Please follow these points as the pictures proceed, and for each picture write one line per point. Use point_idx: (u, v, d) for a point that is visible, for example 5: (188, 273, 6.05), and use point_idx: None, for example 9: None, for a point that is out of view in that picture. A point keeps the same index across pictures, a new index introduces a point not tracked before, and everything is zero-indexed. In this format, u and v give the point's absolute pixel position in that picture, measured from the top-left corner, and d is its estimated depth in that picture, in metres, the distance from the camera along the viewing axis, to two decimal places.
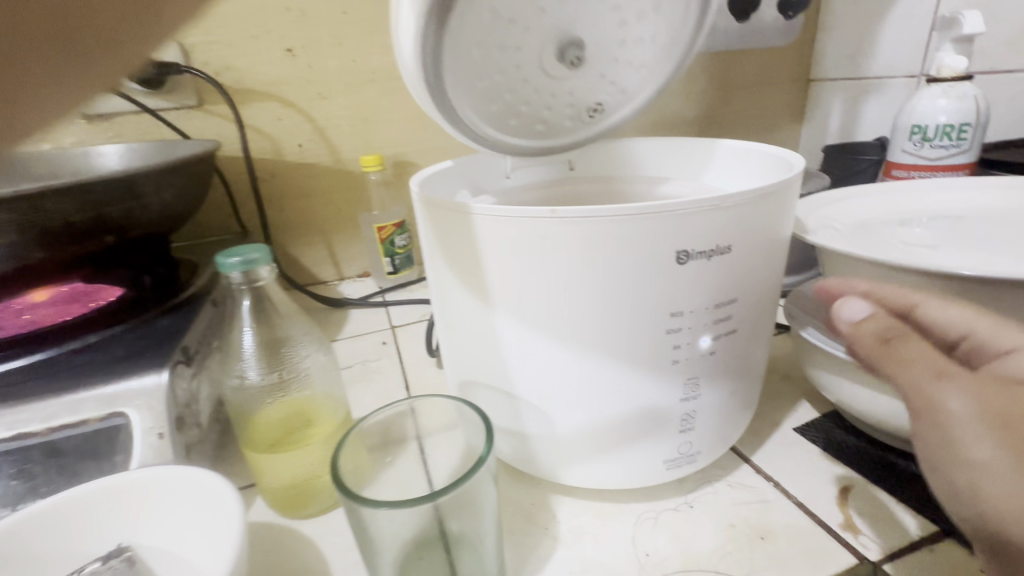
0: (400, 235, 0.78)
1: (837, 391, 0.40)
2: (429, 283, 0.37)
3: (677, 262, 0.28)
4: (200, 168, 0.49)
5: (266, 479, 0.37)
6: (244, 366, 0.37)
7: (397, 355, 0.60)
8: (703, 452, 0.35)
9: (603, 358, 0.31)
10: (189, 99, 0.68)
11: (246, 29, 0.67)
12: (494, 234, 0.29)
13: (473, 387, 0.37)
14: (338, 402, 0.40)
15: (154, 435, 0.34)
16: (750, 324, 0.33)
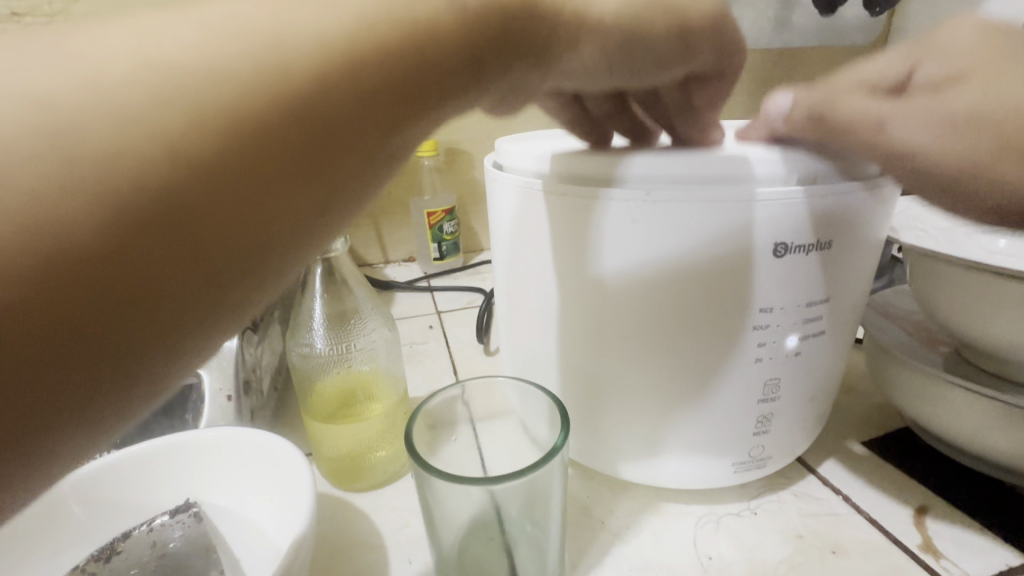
0: (448, 221, 0.78)
1: (914, 405, 0.38)
2: (496, 264, 0.36)
3: (773, 254, 0.27)
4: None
5: (326, 449, 0.37)
6: (312, 335, 0.38)
7: (444, 340, 0.60)
8: (773, 458, 0.34)
9: (682, 352, 0.30)
10: None
11: None
12: (591, 226, 0.28)
13: (535, 374, 0.37)
14: (397, 378, 0.40)
15: (224, 397, 0.35)
16: (839, 326, 0.31)
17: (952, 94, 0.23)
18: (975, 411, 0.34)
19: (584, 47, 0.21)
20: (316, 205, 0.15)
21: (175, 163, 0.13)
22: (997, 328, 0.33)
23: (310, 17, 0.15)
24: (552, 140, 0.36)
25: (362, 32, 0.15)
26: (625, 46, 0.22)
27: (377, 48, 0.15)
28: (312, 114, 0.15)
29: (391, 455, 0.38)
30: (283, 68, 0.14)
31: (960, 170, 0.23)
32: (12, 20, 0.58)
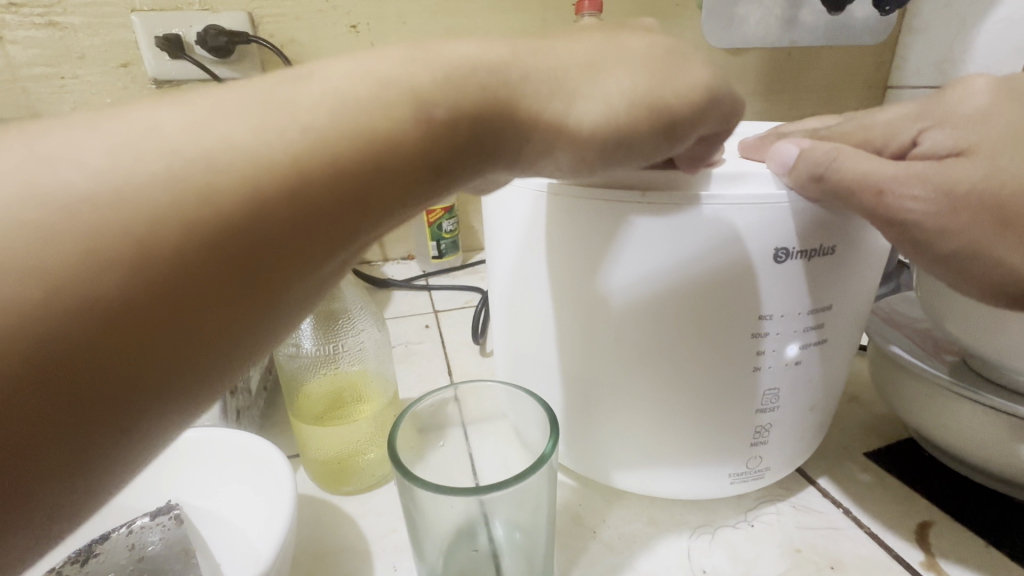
0: (447, 219, 0.77)
1: (919, 417, 0.37)
2: (490, 265, 0.36)
3: (774, 260, 0.26)
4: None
5: (313, 452, 0.36)
6: (300, 335, 0.37)
7: (440, 339, 0.59)
8: (772, 469, 0.33)
9: (670, 373, 0.29)
10: (253, 70, 0.69)
11: (314, 4, 0.67)
12: (584, 234, 0.28)
13: (528, 379, 0.36)
14: (387, 381, 0.39)
15: None
16: (842, 336, 0.30)
17: (954, 167, 0.24)
18: (982, 424, 0.33)
19: (559, 154, 0.21)
20: (245, 318, 0.16)
21: (99, 298, 0.14)
22: (1008, 338, 0.32)
23: (243, 143, 0.15)
24: None
25: (300, 153, 0.16)
26: (608, 149, 0.21)
27: (313, 169, 0.16)
28: (239, 239, 0.15)
29: (379, 459, 0.37)
30: (213, 199, 0.15)
31: (961, 246, 0.24)
32: (9, 11, 0.61)
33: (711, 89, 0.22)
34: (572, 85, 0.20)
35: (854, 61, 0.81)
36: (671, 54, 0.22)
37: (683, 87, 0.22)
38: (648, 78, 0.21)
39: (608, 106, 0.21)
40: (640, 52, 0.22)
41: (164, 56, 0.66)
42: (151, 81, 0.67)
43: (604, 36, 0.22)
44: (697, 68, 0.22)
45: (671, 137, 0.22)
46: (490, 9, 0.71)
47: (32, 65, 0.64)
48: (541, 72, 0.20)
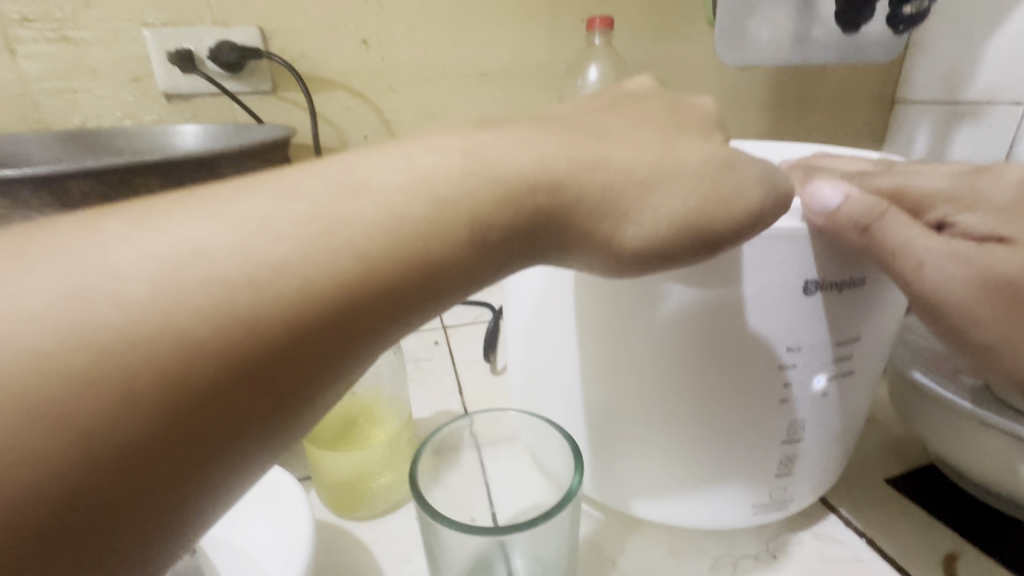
0: None
1: (942, 443, 0.36)
2: (508, 288, 0.35)
3: (803, 292, 0.26)
4: (258, 151, 0.50)
5: (326, 477, 0.36)
6: None
7: (450, 356, 0.59)
8: (795, 499, 0.32)
9: (691, 414, 0.29)
10: (264, 85, 0.69)
11: (325, 18, 0.67)
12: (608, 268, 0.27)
13: (546, 404, 0.35)
14: (402, 404, 0.39)
15: None
16: (869, 366, 0.29)
17: (993, 252, 0.25)
18: (1010, 454, 0.32)
19: (593, 257, 0.23)
20: (268, 437, 0.17)
21: (139, 426, 0.15)
22: None
23: (295, 265, 0.16)
24: None
25: (339, 280, 0.17)
26: (653, 258, 0.23)
27: (357, 285, 0.17)
28: (282, 358, 0.16)
29: (392, 483, 0.37)
30: (252, 324, 0.16)
31: (990, 337, 0.26)
32: (22, 25, 0.61)
33: (765, 199, 0.24)
34: (629, 204, 0.22)
35: (862, 76, 0.81)
36: (726, 167, 0.24)
37: (735, 201, 0.23)
38: (701, 197, 0.23)
39: (661, 221, 0.23)
40: (701, 167, 0.24)
41: (176, 71, 0.66)
42: (162, 96, 0.67)
43: (663, 145, 0.24)
44: (750, 180, 0.24)
45: (715, 245, 0.24)
46: (499, 24, 0.71)
47: (43, 79, 0.64)
48: (595, 189, 0.22)
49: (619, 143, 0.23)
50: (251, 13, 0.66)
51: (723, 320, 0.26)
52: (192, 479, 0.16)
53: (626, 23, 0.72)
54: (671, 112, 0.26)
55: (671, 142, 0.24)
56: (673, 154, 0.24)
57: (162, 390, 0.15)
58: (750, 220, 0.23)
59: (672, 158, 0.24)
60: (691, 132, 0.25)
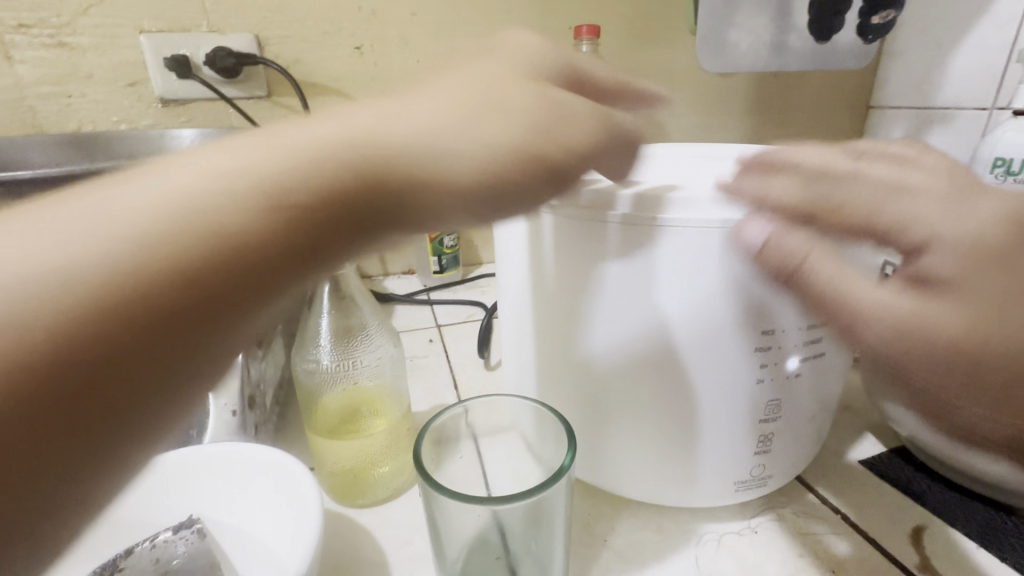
0: (448, 235, 0.78)
1: (912, 427, 0.39)
2: (503, 280, 0.37)
3: (773, 278, 0.28)
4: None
5: (328, 465, 0.37)
6: (318, 351, 0.39)
7: (444, 353, 0.60)
8: (774, 477, 0.34)
9: (671, 395, 0.31)
10: (259, 90, 0.70)
11: (319, 25, 0.69)
12: (591, 256, 0.30)
13: (540, 392, 0.37)
14: (401, 395, 0.41)
15: (229, 411, 0.35)
16: (839, 349, 0.32)
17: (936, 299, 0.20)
18: None
19: (450, 218, 0.22)
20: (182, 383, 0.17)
21: (33, 363, 0.15)
22: None
23: (209, 207, 0.17)
24: None
25: (252, 217, 0.17)
26: (486, 191, 0.22)
27: (264, 229, 0.18)
28: (193, 292, 0.16)
29: (392, 471, 0.38)
30: (163, 263, 0.16)
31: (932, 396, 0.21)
32: (19, 31, 0.62)
33: (598, 134, 0.26)
34: (444, 141, 0.21)
35: (838, 82, 0.84)
36: (555, 101, 0.25)
37: (569, 133, 0.25)
38: (528, 127, 0.23)
39: (483, 148, 0.22)
40: (532, 103, 0.24)
41: (172, 76, 0.67)
42: (158, 100, 0.68)
43: (496, 86, 0.24)
44: (583, 114, 0.26)
45: (560, 178, 0.25)
46: (489, 31, 0.73)
47: (39, 84, 0.65)
48: (414, 123, 0.21)
49: (439, 91, 0.23)
50: (247, 20, 0.68)
51: (688, 302, 0.28)
52: (99, 427, 0.16)
53: (611, 30, 0.75)
54: (508, 58, 0.27)
55: (505, 84, 0.25)
56: (500, 94, 0.24)
57: (51, 338, 0.15)
58: (592, 151, 0.25)
59: (497, 96, 0.24)
60: (523, 72, 0.26)
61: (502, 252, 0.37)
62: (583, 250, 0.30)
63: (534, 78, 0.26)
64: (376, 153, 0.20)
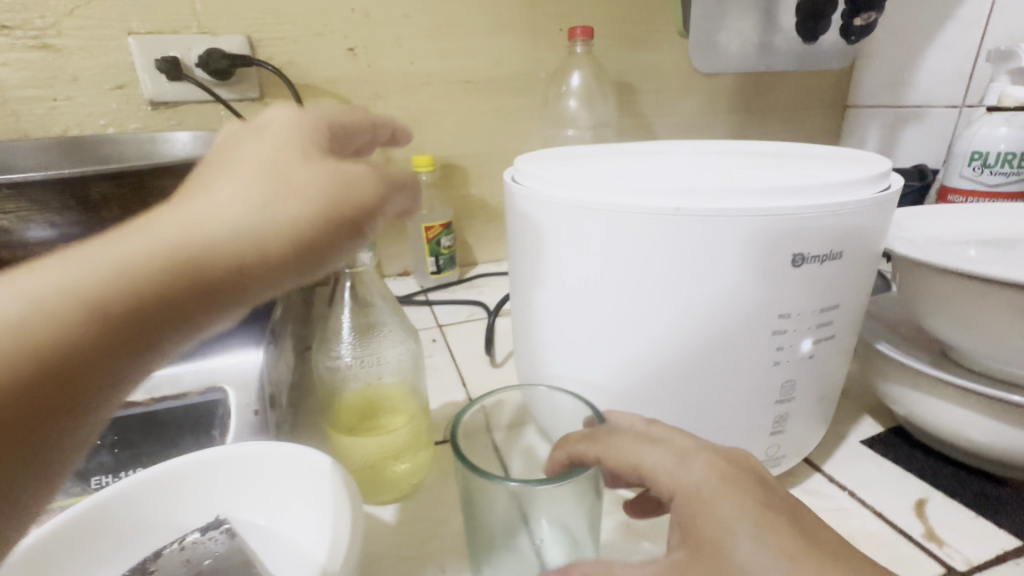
0: (446, 235, 0.78)
1: (910, 407, 0.41)
2: (520, 271, 0.38)
3: (791, 265, 0.29)
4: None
5: (350, 462, 0.37)
6: (340, 348, 0.40)
7: (450, 352, 0.60)
8: (787, 456, 0.36)
9: (689, 377, 0.32)
10: (252, 92, 0.70)
11: (311, 27, 0.69)
12: (613, 246, 0.31)
13: (560, 382, 0.38)
14: (419, 391, 0.41)
15: (251, 411, 0.36)
16: (847, 331, 0.33)
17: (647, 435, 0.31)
18: (968, 411, 0.37)
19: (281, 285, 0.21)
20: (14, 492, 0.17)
21: None
22: (985, 331, 0.36)
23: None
24: (571, 159, 0.38)
25: (61, 323, 0.17)
26: (275, 270, 0.20)
27: (73, 327, 0.17)
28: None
29: (413, 467, 0.39)
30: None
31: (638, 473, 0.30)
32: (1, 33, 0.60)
33: (384, 193, 0.24)
34: (248, 206, 0.20)
35: (818, 81, 0.87)
36: (344, 169, 0.23)
37: (361, 194, 0.23)
38: (318, 197, 0.21)
39: (269, 224, 0.20)
40: (315, 174, 0.22)
41: (162, 78, 0.66)
42: (147, 103, 0.67)
43: (286, 140, 0.23)
44: (368, 175, 0.23)
45: (361, 234, 0.23)
46: (482, 32, 0.73)
47: (23, 87, 0.63)
48: (201, 221, 0.19)
49: (246, 152, 0.23)
50: (238, 22, 0.67)
51: (705, 287, 0.30)
52: None
53: (602, 32, 0.76)
54: (278, 125, 0.24)
55: (286, 158, 0.22)
56: (278, 167, 0.22)
57: None
58: (381, 210, 0.24)
59: (276, 170, 0.22)
60: (305, 141, 0.24)
61: (514, 243, 0.38)
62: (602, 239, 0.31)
63: (313, 146, 0.24)
64: (178, 233, 0.19)
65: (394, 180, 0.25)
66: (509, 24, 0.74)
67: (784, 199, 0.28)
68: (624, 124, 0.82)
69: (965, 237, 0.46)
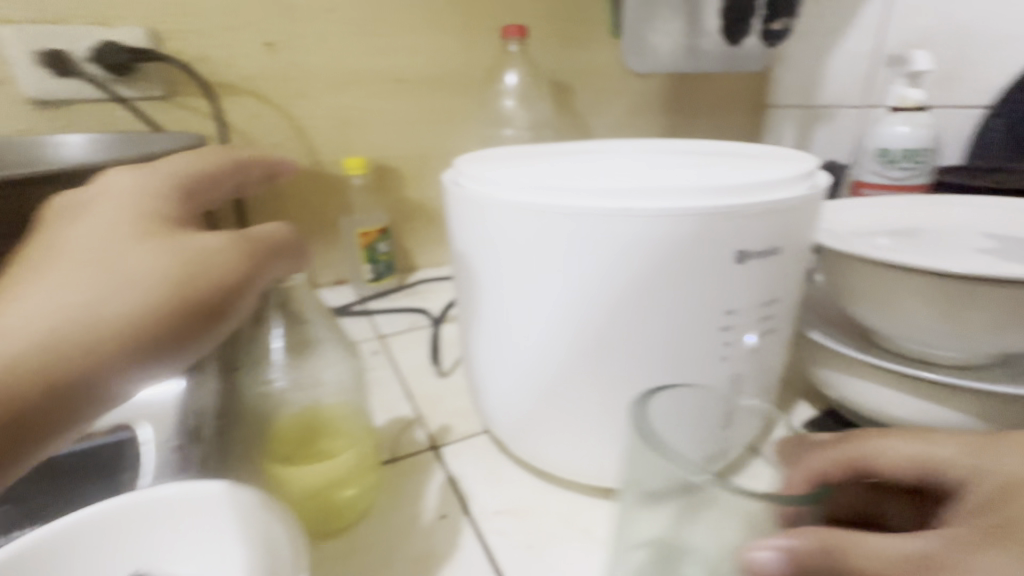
0: (383, 241, 0.75)
1: (839, 390, 0.43)
2: (466, 278, 0.36)
3: (734, 262, 0.30)
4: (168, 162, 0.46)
5: (289, 496, 0.34)
6: (270, 371, 0.37)
7: (393, 364, 0.57)
8: (736, 447, 0.37)
9: (642, 378, 0.32)
10: (156, 90, 0.62)
11: (224, 20, 0.63)
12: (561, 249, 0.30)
13: (512, 394, 0.36)
14: (362, 412, 0.38)
15: (170, 448, 0.32)
16: (785, 323, 0.35)
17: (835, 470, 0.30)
18: (891, 390, 0.39)
19: (139, 375, 0.22)
20: None
21: None
22: (903, 316, 0.38)
23: None
24: (513, 160, 0.37)
25: None
26: (122, 366, 0.22)
27: None
28: None
29: (360, 493, 0.36)
30: None
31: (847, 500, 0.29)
32: None
33: (238, 266, 0.25)
34: (88, 302, 0.22)
35: (739, 83, 0.92)
36: (187, 251, 0.24)
37: (210, 273, 0.24)
38: (157, 287, 0.23)
39: (106, 323, 0.22)
40: (154, 262, 0.23)
41: (46, 74, 0.58)
42: (29, 102, 0.59)
43: (129, 221, 0.25)
44: (215, 252, 0.25)
45: (219, 312, 0.24)
46: (413, 29, 0.71)
47: None
48: (30, 326, 0.21)
49: (83, 239, 0.24)
50: (137, 12, 0.60)
51: (653, 287, 0.29)
52: None
53: (536, 32, 0.76)
54: (118, 207, 0.26)
55: (122, 246, 0.24)
56: (113, 259, 0.23)
57: None
58: (237, 285, 0.25)
59: (111, 263, 0.23)
60: (147, 223, 0.25)
61: (457, 250, 0.37)
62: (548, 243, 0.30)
63: (156, 224, 0.25)
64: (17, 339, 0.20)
65: (260, 237, 0.27)
66: (440, 22, 0.72)
67: (723, 198, 0.28)
68: (560, 124, 0.82)
69: (879, 228, 0.50)
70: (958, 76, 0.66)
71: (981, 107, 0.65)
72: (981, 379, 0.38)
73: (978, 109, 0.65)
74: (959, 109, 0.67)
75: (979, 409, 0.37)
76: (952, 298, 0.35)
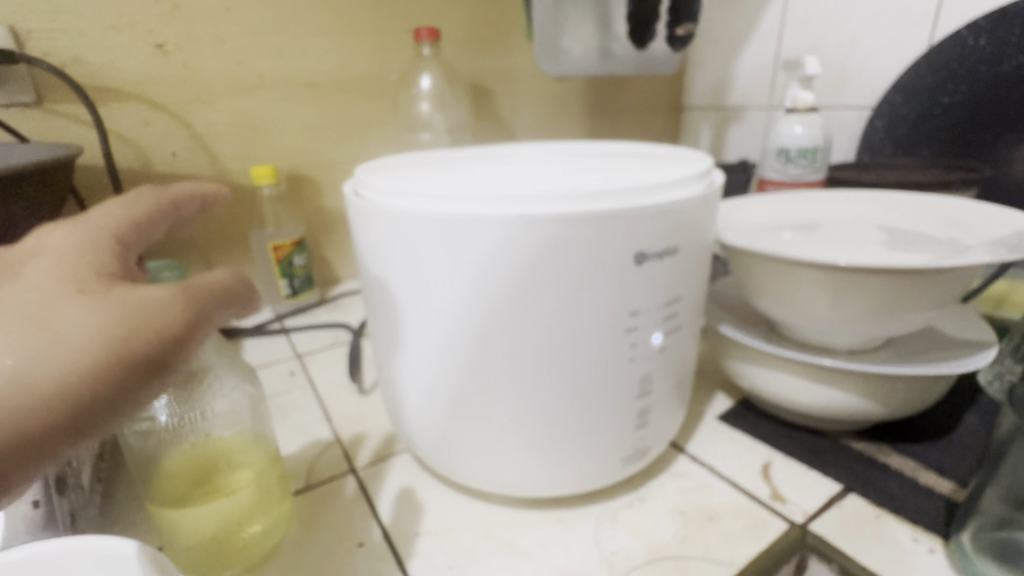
0: (299, 254, 0.71)
1: (750, 380, 0.45)
2: (372, 292, 0.35)
3: (635, 263, 0.30)
4: (30, 177, 0.41)
5: (180, 540, 0.31)
6: (152, 408, 0.33)
7: (311, 385, 0.54)
8: (653, 445, 0.37)
9: (556, 384, 0.31)
10: (23, 95, 0.56)
11: (102, 18, 0.57)
12: (462, 257, 0.29)
13: (426, 409, 0.35)
14: (265, 440, 0.36)
15: (27, 504, 0.28)
16: (691, 321, 0.35)
17: None
18: (793, 377, 0.41)
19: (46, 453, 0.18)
20: None
21: None
22: (800, 306, 0.40)
23: None
24: (414, 167, 0.35)
25: None
26: (35, 446, 0.18)
27: None
28: None
29: (267, 528, 0.33)
30: None
31: None
32: None
33: (183, 320, 0.20)
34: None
35: (655, 86, 0.95)
36: (126, 304, 0.20)
37: (146, 332, 0.19)
38: (77, 348, 0.18)
39: (19, 396, 0.17)
40: (87, 320, 0.19)
41: None
42: None
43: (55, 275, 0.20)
44: (157, 304, 0.20)
45: (153, 375, 0.19)
46: (321, 31, 0.67)
47: None
48: None
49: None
50: None
51: (558, 292, 0.29)
52: None
53: (451, 35, 0.75)
54: (53, 255, 0.21)
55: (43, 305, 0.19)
56: (43, 318, 0.19)
57: None
58: (182, 338, 0.20)
59: (40, 323, 0.19)
60: (87, 276, 0.21)
61: (360, 262, 0.35)
62: (449, 251, 0.29)
63: (98, 277, 0.21)
64: None
65: (213, 283, 0.22)
66: (350, 23, 0.69)
67: (619, 199, 0.28)
68: (483, 127, 0.81)
69: (778, 223, 0.52)
70: (844, 79, 0.71)
71: (864, 108, 0.70)
72: (870, 362, 0.40)
73: (861, 110, 0.71)
74: (847, 109, 0.72)
75: (870, 390, 0.39)
76: (841, 287, 0.37)
